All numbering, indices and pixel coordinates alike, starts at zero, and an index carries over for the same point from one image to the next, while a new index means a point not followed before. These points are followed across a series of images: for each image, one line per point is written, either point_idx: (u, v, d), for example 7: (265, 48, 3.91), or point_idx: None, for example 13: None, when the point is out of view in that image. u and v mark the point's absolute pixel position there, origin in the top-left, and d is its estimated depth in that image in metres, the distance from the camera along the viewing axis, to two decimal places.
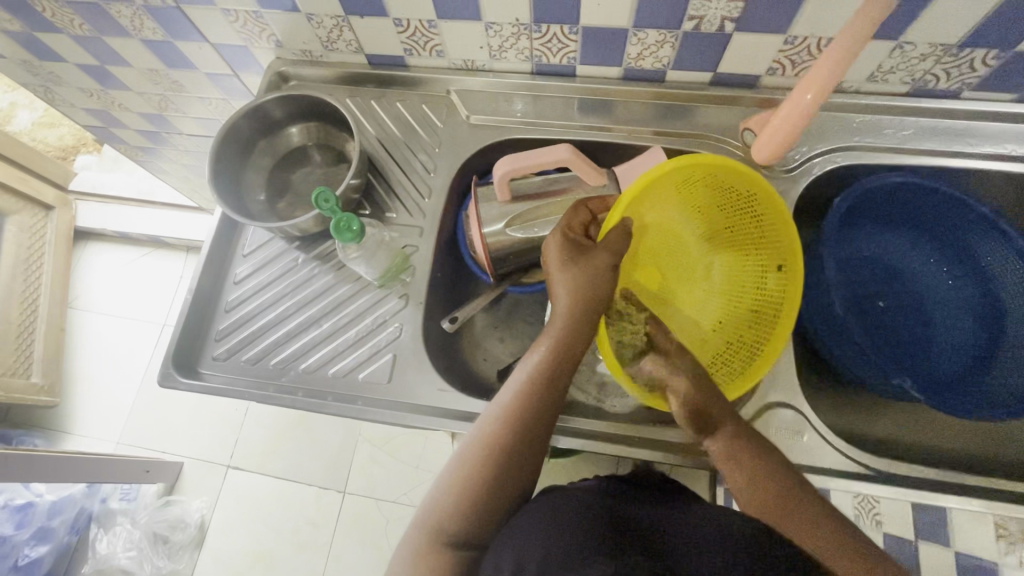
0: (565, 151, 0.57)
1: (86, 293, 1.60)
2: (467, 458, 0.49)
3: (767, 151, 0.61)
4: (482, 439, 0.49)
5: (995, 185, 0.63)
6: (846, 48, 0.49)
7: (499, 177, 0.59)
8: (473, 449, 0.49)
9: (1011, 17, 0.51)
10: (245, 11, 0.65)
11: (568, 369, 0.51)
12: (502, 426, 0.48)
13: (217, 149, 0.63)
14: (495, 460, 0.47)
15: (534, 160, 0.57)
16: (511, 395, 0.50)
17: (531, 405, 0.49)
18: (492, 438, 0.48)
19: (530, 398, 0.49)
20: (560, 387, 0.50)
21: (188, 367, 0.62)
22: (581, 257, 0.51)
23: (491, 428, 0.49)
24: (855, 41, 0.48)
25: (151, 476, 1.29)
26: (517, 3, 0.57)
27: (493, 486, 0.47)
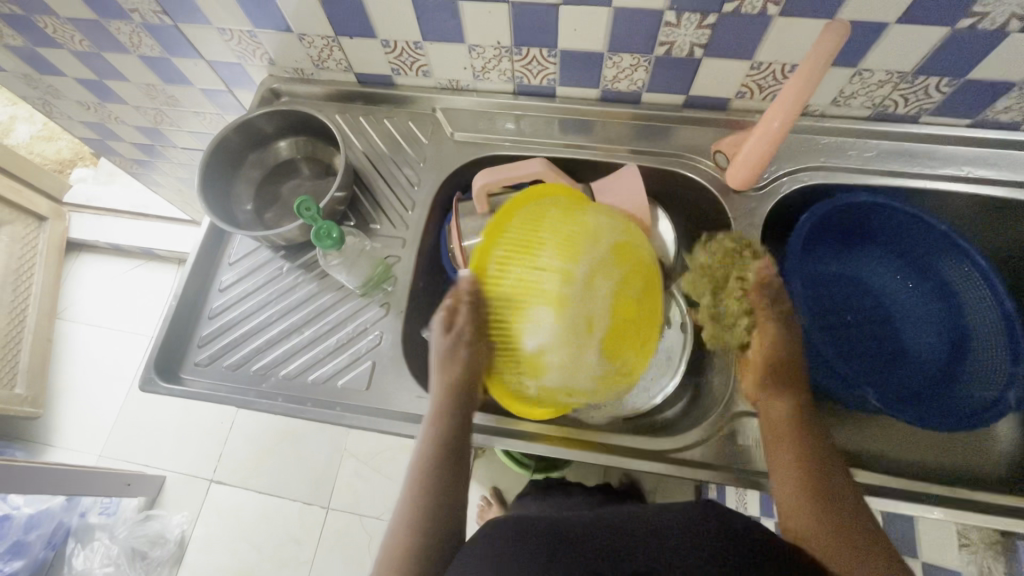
0: (538, 165, 0.65)
1: (75, 304, 1.60)
2: (397, 523, 0.49)
3: (739, 176, 0.64)
4: (401, 512, 0.49)
5: (954, 205, 0.66)
6: (800, 88, 0.51)
7: (477, 188, 0.64)
8: (399, 521, 0.49)
9: (959, 49, 0.54)
10: (240, 30, 0.68)
11: (462, 424, 0.52)
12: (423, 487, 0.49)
13: (206, 160, 0.65)
14: (426, 522, 0.48)
15: (509, 173, 0.64)
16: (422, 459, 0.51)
17: (441, 466, 0.50)
18: (416, 505, 0.49)
19: (436, 459, 0.50)
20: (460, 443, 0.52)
21: (170, 372, 0.63)
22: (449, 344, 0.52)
23: (412, 494, 0.49)
24: (807, 80, 0.50)
25: (132, 489, 1.28)
26: (497, 26, 0.60)
27: (436, 535, 0.47)
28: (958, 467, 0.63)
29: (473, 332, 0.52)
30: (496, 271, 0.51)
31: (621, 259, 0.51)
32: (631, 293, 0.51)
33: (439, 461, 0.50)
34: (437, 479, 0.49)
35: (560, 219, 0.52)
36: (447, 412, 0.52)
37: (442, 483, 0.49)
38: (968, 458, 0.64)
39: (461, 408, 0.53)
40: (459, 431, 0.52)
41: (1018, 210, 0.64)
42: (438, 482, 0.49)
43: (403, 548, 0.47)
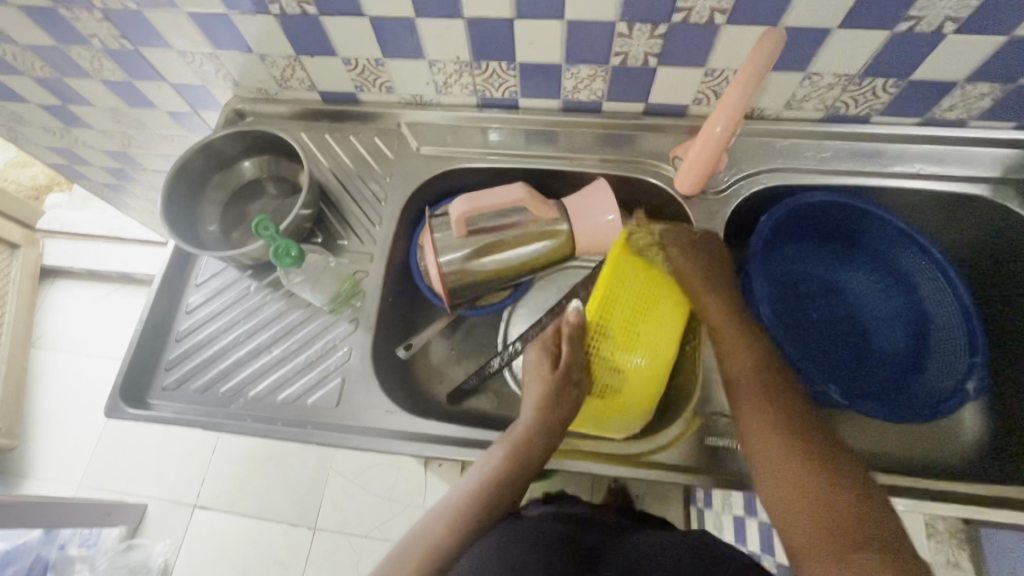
0: (520, 191, 0.62)
1: (50, 332, 1.58)
2: (437, 516, 0.53)
3: (688, 183, 0.65)
4: (449, 505, 0.53)
5: (910, 200, 0.68)
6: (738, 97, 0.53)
7: (456, 217, 0.62)
8: (441, 513, 0.53)
9: (900, 51, 0.56)
10: (202, 52, 0.68)
11: (534, 465, 0.54)
12: (477, 495, 0.53)
13: (169, 184, 0.65)
14: (463, 529, 0.51)
15: (490, 202, 0.61)
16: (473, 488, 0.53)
17: (496, 489, 0.53)
18: (463, 508, 0.52)
19: (496, 483, 0.53)
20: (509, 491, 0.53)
21: (137, 399, 0.62)
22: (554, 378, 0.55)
23: (464, 497, 0.53)
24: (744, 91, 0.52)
25: (112, 518, 1.25)
26: (455, 41, 0.61)
27: (467, 537, 0.52)
28: (929, 460, 0.64)
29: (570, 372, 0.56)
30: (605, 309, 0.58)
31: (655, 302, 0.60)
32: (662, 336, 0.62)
33: (499, 485, 0.53)
34: (490, 498, 0.52)
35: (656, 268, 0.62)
36: (530, 444, 0.53)
37: (491, 501, 0.52)
38: (938, 451, 0.65)
39: (540, 447, 0.54)
40: (531, 464, 0.53)
41: (970, 204, 0.66)
42: (491, 499, 0.52)
43: (433, 540, 0.51)
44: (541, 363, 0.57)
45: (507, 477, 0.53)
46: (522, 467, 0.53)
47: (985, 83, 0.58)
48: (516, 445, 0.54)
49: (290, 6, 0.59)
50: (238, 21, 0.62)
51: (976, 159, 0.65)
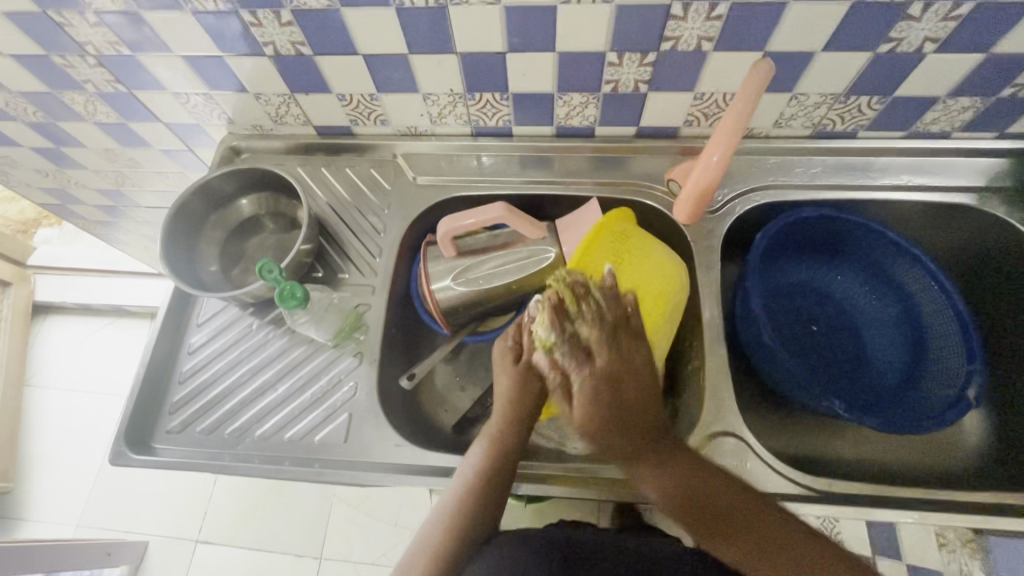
0: (500, 209, 0.61)
1: (44, 369, 1.56)
2: (433, 527, 0.53)
3: (686, 209, 0.66)
4: (439, 516, 0.53)
5: (899, 210, 0.69)
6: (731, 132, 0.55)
7: (440, 235, 0.63)
8: (434, 525, 0.53)
9: (883, 70, 0.57)
10: (196, 93, 0.69)
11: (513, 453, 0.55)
12: (468, 498, 0.53)
13: (168, 225, 0.65)
14: (459, 528, 0.52)
15: (470, 219, 0.62)
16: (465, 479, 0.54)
17: (484, 490, 0.53)
18: (454, 519, 0.52)
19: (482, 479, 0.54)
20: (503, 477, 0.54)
21: (142, 444, 0.62)
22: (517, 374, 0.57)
23: (451, 504, 0.53)
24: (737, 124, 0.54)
25: (113, 559, 1.23)
26: (449, 76, 0.62)
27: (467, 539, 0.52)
28: (934, 465, 0.65)
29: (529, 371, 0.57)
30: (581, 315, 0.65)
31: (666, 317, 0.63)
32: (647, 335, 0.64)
33: (489, 481, 0.54)
34: (478, 499, 0.53)
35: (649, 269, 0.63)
36: (505, 438, 0.55)
37: (484, 501, 0.53)
38: (941, 457, 0.66)
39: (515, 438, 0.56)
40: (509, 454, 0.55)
41: (958, 212, 0.68)
42: (478, 499, 0.53)
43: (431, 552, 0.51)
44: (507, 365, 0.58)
45: (491, 475, 0.54)
46: (502, 458, 0.54)
47: (966, 98, 0.59)
48: (490, 444, 0.55)
49: (284, 48, 0.60)
50: (232, 63, 0.63)
51: (962, 170, 0.67)
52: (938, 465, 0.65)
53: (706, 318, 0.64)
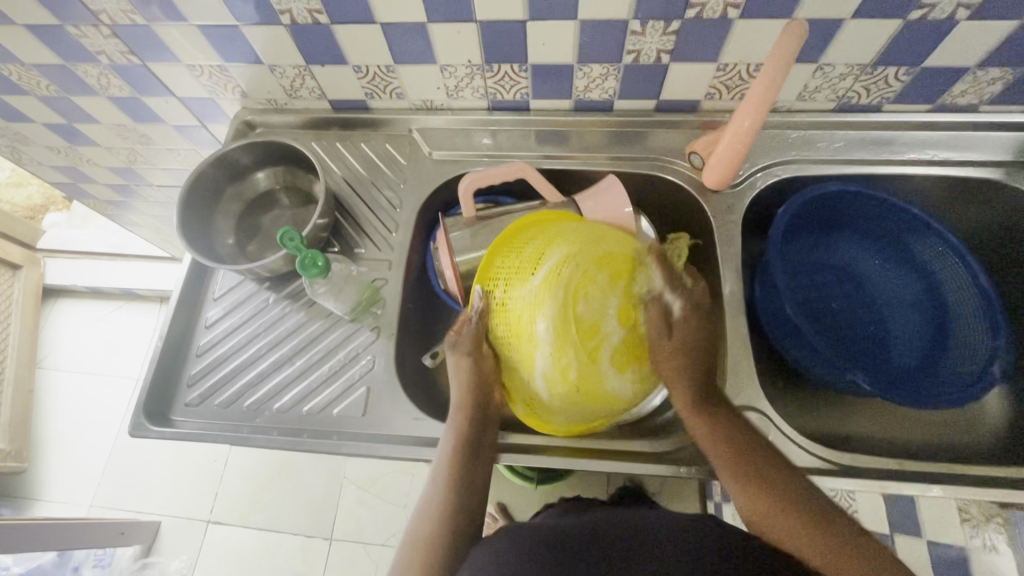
0: (517, 164, 0.65)
1: (55, 352, 1.56)
2: (424, 514, 0.51)
3: (715, 175, 0.65)
4: (429, 502, 0.52)
5: (921, 185, 0.68)
6: (767, 89, 0.53)
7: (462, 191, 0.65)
8: (427, 513, 0.51)
9: (913, 39, 0.56)
10: (210, 65, 0.68)
11: (481, 433, 0.55)
12: (449, 478, 0.52)
13: (185, 198, 0.65)
14: (448, 517, 0.51)
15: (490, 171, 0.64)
16: (444, 460, 0.54)
17: (464, 464, 0.53)
18: (444, 496, 0.52)
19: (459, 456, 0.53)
20: (477, 455, 0.54)
21: (161, 416, 0.62)
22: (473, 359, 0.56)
23: (437, 484, 0.53)
24: (774, 80, 0.52)
25: (126, 538, 1.24)
26: (467, 45, 0.61)
27: (461, 515, 0.51)
28: (956, 444, 0.65)
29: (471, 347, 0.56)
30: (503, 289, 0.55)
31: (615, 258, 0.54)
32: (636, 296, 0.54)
33: (464, 451, 0.54)
34: (460, 472, 0.53)
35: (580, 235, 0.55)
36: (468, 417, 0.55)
37: (467, 474, 0.53)
38: (961, 433, 0.65)
39: (478, 411, 0.56)
40: (478, 419, 0.56)
41: (982, 188, 0.67)
42: (463, 474, 0.53)
43: (424, 538, 0.50)
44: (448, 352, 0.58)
45: (465, 448, 0.54)
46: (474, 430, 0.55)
47: (997, 69, 0.58)
48: (456, 420, 0.55)
49: (301, 16, 0.59)
50: (248, 33, 0.62)
51: (987, 144, 0.66)
52: (960, 442, 0.65)
53: (726, 294, 0.64)
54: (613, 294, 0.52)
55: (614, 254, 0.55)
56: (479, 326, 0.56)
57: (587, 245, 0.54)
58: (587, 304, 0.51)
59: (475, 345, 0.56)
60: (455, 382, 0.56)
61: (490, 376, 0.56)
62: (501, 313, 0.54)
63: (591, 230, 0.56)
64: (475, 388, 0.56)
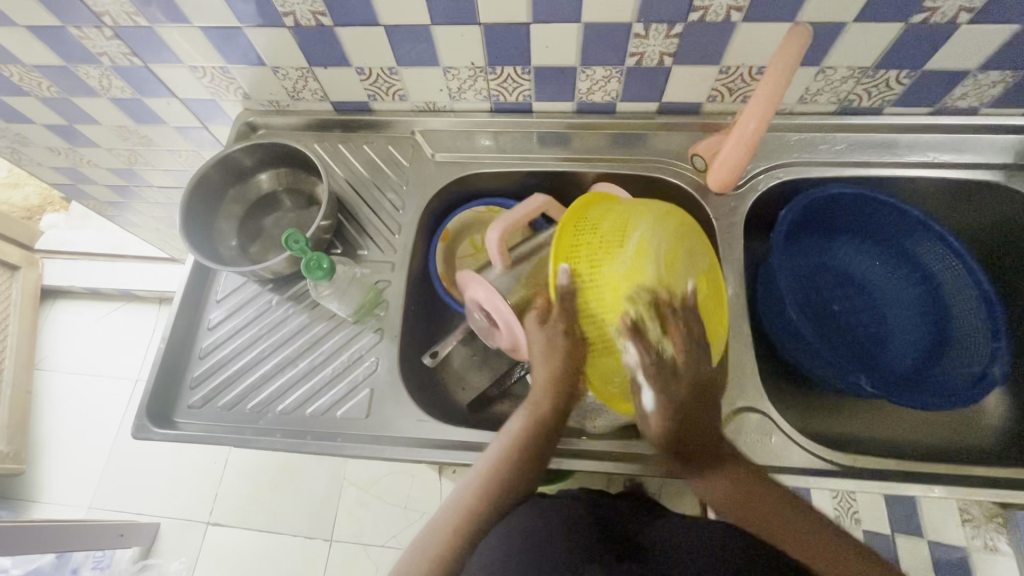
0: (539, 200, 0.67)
1: (53, 353, 1.56)
2: (473, 477, 0.53)
3: (720, 178, 0.65)
4: (475, 475, 0.53)
5: (921, 187, 0.69)
6: (769, 95, 0.54)
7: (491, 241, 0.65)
8: (477, 478, 0.52)
9: (915, 42, 0.56)
10: (212, 66, 0.68)
11: (555, 418, 0.54)
12: (511, 449, 0.53)
13: (187, 199, 0.65)
14: (501, 485, 0.52)
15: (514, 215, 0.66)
16: (508, 433, 0.54)
17: (528, 444, 0.53)
18: (502, 460, 0.53)
19: (526, 433, 0.54)
20: (546, 437, 0.54)
21: (164, 418, 0.62)
22: (562, 343, 0.53)
23: (486, 464, 0.53)
24: (776, 86, 0.53)
25: (125, 540, 1.24)
26: (471, 47, 0.61)
27: (510, 483, 0.52)
28: (958, 445, 0.65)
29: (568, 324, 0.53)
30: (588, 270, 0.53)
31: (685, 234, 0.55)
32: (702, 271, 0.55)
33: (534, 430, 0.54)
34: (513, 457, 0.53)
35: (651, 210, 0.56)
36: (541, 408, 0.54)
37: (529, 450, 0.53)
38: (961, 434, 0.66)
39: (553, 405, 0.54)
40: (557, 401, 0.54)
41: (981, 190, 0.67)
42: (526, 447, 0.53)
43: (468, 502, 0.51)
44: (535, 326, 0.55)
45: (536, 429, 0.54)
46: (548, 411, 0.54)
47: (997, 72, 0.58)
48: (536, 400, 0.55)
49: (304, 18, 0.59)
50: (251, 35, 0.62)
51: (987, 147, 0.66)
52: (962, 444, 0.65)
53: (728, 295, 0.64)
54: (690, 268, 0.53)
55: (686, 231, 0.55)
56: (569, 303, 0.53)
57: (662, 220, 0.54)
58: (675, 278, 0.52)
59: (571, 324, 0.53)
60: (542, 359, 0.54)
61: (584, 357, 0.54)
62: (590, 292, 0.52)
63: (660, 206, 0.57)
64: (569, 363, 0.53)
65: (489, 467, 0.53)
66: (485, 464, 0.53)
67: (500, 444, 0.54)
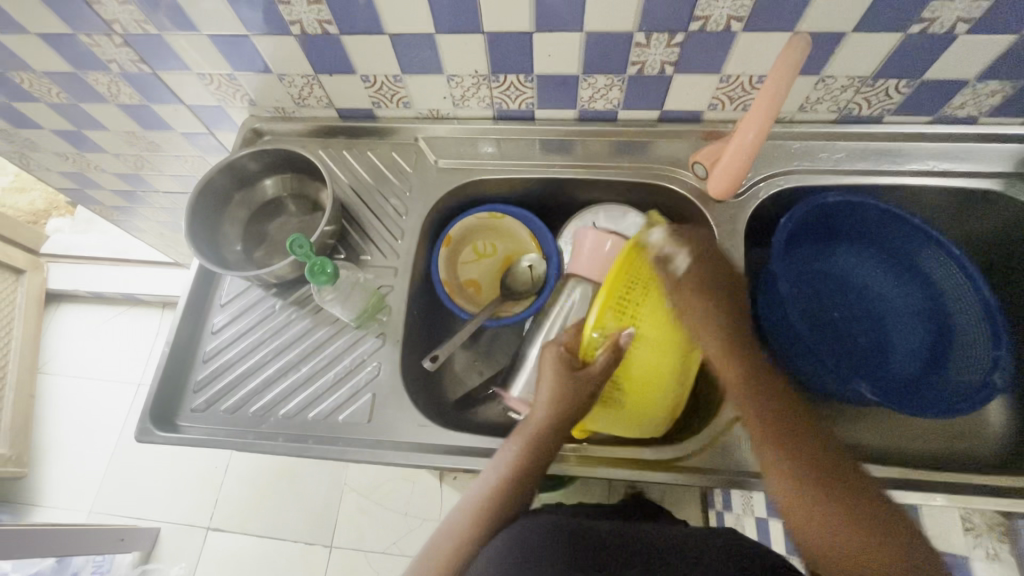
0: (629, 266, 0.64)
1: (56, 357, 1.56)
2: (465, 505, 0.52)
3: (720, 186, 0.66)
4: (470, 499, 0.53)
5: (922, 195, 0.69)
6: (769, 102, 0.54)
7: None
8: (468, 507, 0.52)
9: (913, 52, 0.57)
10: (219, 73, 0.69)
11: (551, 451, 0.54)
12: (504, 481, 0.52)
13: (193, 204, 0.66)
14: (490, 516, 0.51)
15: None
16: (502, 463, 0.53)
17: (521, 475, 0.52)
18: (495, 490, 0.52)
19: (522, 466, 0.52)
20: (539, 470, 0.53)
21: (167, 421, 0.62)
22: (574, 384, 0.54)
23: (483, 492, 0.52)
24: (777, 94, 0.53)
25: (125, 544, 1.24)
26: (474, 56, 0.62)
27: (499, 514, 0.51)
28: (960, 453, 0.65)
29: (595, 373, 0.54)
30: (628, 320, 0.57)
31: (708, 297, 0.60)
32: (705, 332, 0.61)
33: (529, 462, 0.53)
34: (510, 489, 0.52)
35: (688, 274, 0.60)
36: (540, 437, 0.53)
37: (522, 481, 0.52)
38: (963, 442, 0.66)
39: (551, 438, 0.53)
40: (554, 435, 0.54)
41: (981, 199, 0.68)
42: (519, 480, 0.52)
43: (458, 531, 0.51)
44: (550, 365, 0.55)
45: (532, 461, 0.53)
46: (545, 443, 0.53)
47: (995, 82, 0.59)
48: (532, 432, 0.54)
49: (311, 26, 0.60)
50: (258, 43, 0.63)
51: (987, 155, 0.66)
52: (963, 452, 0.65)
53: None
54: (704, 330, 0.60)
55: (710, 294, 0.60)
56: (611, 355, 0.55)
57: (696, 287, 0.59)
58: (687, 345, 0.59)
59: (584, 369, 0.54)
60: (547, 394, 0.54)
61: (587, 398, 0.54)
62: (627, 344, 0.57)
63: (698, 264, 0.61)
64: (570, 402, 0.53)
65: (481, 498, 0.52)
66: (475, 494, 0.53)
67: (496, 475, 0.53)
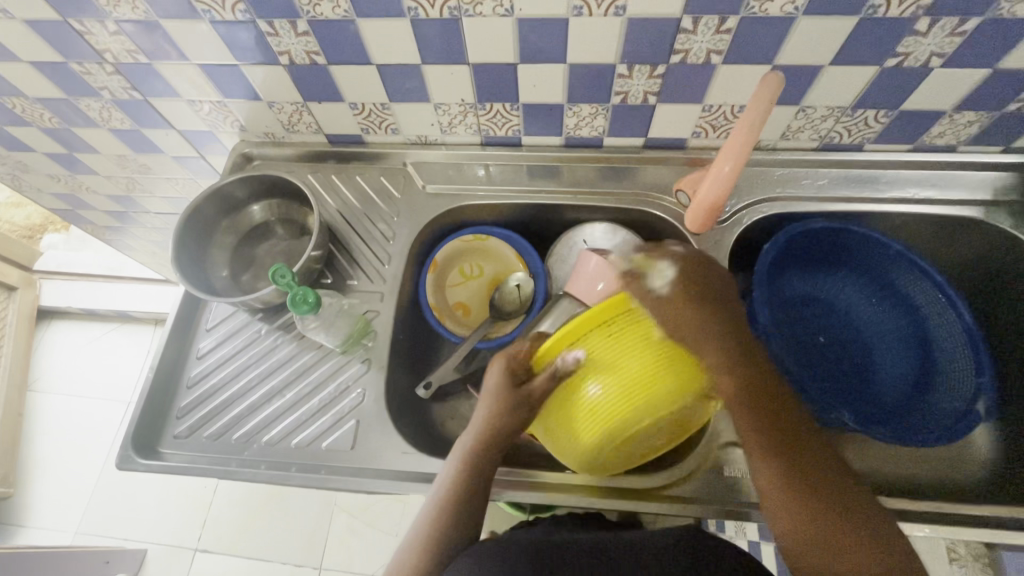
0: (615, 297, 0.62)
1: (46, 375, 1.55)
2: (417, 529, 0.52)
3: (697, 217, 0.67)
4: (421, 524, 0.53)
5: (904, 221, 0.70)
6: (744, 134, 0.55)
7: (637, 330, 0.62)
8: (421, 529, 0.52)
9: (890, 85, 0.58)
10: (209, 100, 0.70)
11: (491, 464, 0.54)
12: (449, 498, 0.52)
13: (180, 230, 0.66)
14: (441, 535, 0.51)
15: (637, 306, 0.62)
16: (446, 480, 0.54)
17: (465, 490, 0.53)
18: (442, 509, 0.52)
19: (463, 481, 0.53)
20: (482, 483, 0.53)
21: (149, 448, 0.62)
22: (515, 398, 0.53)
23: (432, 510, 0.53)
24: (751, 126, 0.54)
25: (111, 567, 1.22)
26: (460, 85, 0.63)
27: (448, 532, 0.51)
28: (946, 480, 0.65)
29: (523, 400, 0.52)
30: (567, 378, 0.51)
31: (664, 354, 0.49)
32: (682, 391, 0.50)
33: (471, 476, 0.53)
34: (460, 501, 0.52)
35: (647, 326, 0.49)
36: (481, 450, 0.54)
37: (467, 495, 0.53)
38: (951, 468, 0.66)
39: (492, 450, 0.54)
40: (490, 448, 0.54)
41: (963, 227, 0.68)
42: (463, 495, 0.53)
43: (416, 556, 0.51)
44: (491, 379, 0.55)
45: (474, 473, 0.53)
46: (482, 456, 0.54)
47: (973, 112, 0.60)
48: (469, 445, 0.54)
49: (300, 56, 0.61)
50: (247, 72, 0.64)
51: (967, 182, 0.67)
52: (949, 480, 0.65)
53: None
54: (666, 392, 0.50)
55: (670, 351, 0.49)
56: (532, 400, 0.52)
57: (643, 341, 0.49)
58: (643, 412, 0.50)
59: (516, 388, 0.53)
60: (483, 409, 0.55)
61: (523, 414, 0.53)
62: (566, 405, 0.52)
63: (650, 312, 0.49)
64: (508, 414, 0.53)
65: (428, 518, 0.52)
66: (424, 515, 0.53)
67: (442, 494, 0.53)
